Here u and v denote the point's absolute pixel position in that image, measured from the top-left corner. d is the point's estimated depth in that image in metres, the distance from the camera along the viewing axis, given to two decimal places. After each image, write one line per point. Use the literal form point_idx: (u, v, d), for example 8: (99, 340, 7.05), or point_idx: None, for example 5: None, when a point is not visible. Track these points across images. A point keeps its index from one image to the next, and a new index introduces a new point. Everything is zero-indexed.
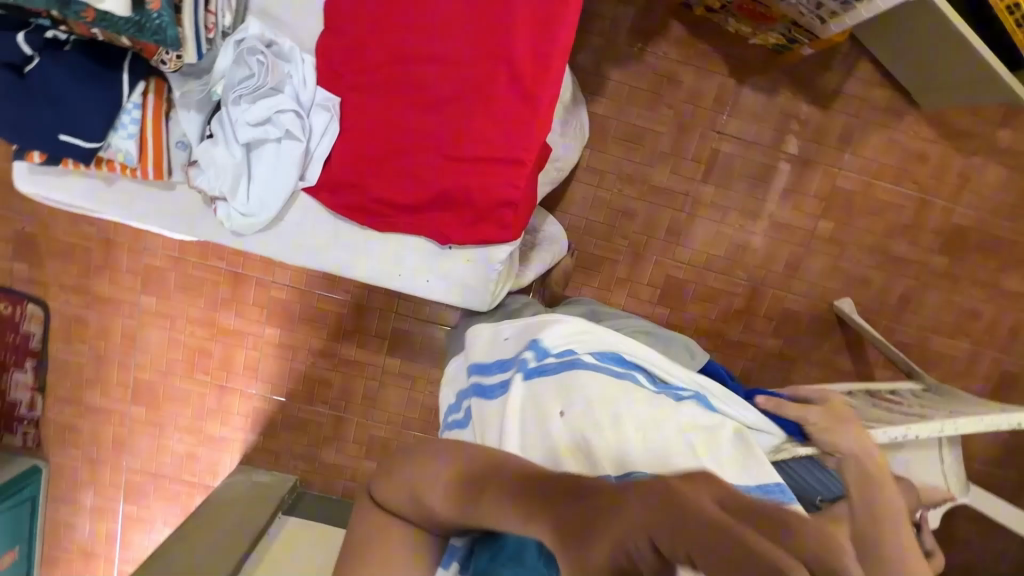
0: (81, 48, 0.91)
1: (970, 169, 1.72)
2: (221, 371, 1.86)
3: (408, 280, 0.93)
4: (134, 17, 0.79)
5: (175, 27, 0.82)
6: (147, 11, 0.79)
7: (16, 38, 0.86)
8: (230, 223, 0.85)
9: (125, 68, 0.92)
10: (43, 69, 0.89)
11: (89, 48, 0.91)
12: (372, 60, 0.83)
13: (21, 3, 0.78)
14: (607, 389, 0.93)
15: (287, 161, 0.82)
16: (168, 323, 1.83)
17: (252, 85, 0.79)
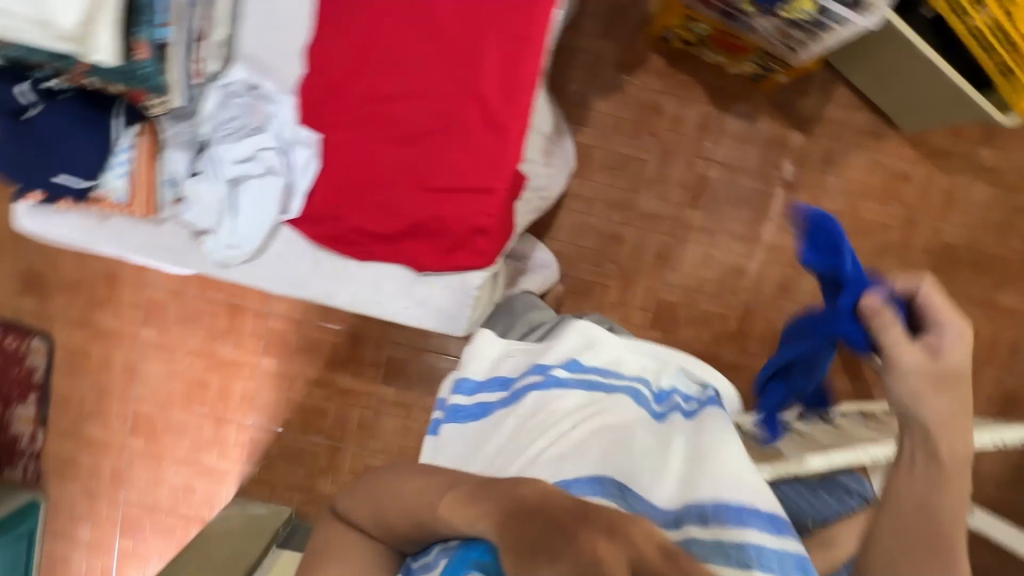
0: (80, 97, 0.97)
1: (955, 188, 1.74)
2: (218, 402, 1.88)
3: (387, 307, 0.96)
4: (124, 67, 0.89)
5: (161, 74, 0.92)
6: (135, 61, 0.88)
7: (18, 89, 0.94)
8: (217, 255, 0.91)
9: (118, 113, 0.98)
10: (45, 115, 0.95)
11: (88, 96, 0.97)
12: (350, 99, 0.88)
13: (25, 56, 0.86)
14: (612, 407, 0.88)
15: (268, 194, 0.88)
16: (167, 355, 1.87)
17: (236, 126, 0.90)
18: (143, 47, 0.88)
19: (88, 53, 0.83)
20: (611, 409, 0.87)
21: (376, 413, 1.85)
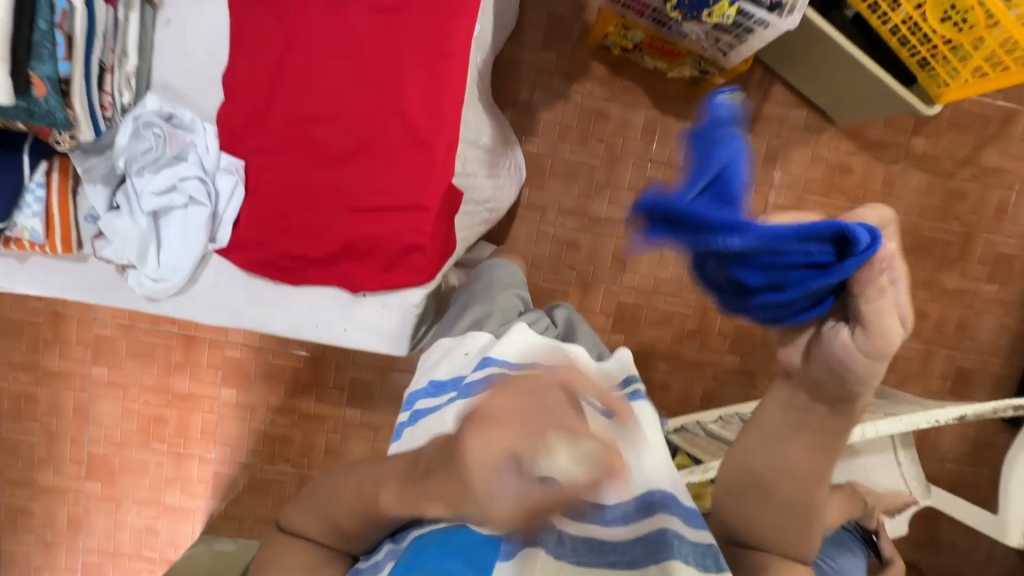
0: None
1: (893, 176, 1.80)
2: (178, 438, 1.82)
3: (326, 329, 0.95)
4: (22, 103, 0.84)
5: (64, 109, 0.86)
6: (34, 97, 0.83)
7: None
8: (143, 289, 0.89)
9: (26, 149, 0.92)
10: None
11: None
12: (273, 124, 0.87)
13: None
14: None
15: (193, 226, 0.87)
16: (121, 393, 1.80)
17: (153, 156, 0.87)
18: (41, 83, 0.84)
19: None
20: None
21: (343, 436, 1.81)
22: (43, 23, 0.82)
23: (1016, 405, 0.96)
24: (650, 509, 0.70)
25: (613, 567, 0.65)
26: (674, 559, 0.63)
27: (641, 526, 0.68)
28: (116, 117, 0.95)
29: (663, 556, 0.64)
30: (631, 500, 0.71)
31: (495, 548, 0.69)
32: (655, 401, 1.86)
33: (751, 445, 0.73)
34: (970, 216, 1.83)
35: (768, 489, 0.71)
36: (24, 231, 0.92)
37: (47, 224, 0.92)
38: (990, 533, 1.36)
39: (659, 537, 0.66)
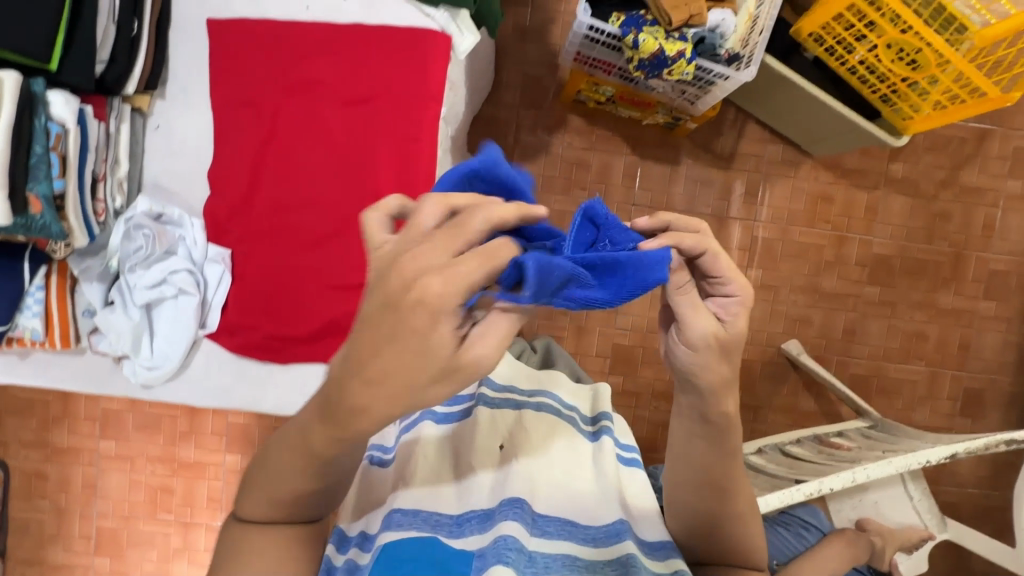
0: None
1: (875, 202, 1.83)
2: (184, 507, 1.82)
3: None
4: (18, 221, 0.87)
5: (58, 222, 0.91)
6: (31, 215, 0.87)
7: None
8: (137, 378, 0.92)
9: (25, 257, 0.95)
10: None
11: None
12: (256, 214, 0.92)
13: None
14: (544, 429, 0.85)
15: (183, 315, 0.91)
16: (127, 465, 1.82)
17: (144, 254, 0.90)
18: (37, 202, 0.88)
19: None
20: (546, 430, 0.85)
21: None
22: (40, 148, 0.87)
23: (1009, 439, 0.95)
24: (620, 536, 0.76)
25: None
26: None
27: (605, 550, 0.74)
28: (110, 221, 1.01)
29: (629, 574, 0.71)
30: (602, 528, 0.77)
31: (467, 563, 0.70)
32: (659, 440, 1.84)
33: (677, 458, 0.79)
34: (958, 236, 1.84)
35: (715, 497, 0.77)
36: (25, 331, 0.95)
37: (47, 323, 0.96)
38: (1011, 567, 1.31)
39: (628, 561, 0.72)
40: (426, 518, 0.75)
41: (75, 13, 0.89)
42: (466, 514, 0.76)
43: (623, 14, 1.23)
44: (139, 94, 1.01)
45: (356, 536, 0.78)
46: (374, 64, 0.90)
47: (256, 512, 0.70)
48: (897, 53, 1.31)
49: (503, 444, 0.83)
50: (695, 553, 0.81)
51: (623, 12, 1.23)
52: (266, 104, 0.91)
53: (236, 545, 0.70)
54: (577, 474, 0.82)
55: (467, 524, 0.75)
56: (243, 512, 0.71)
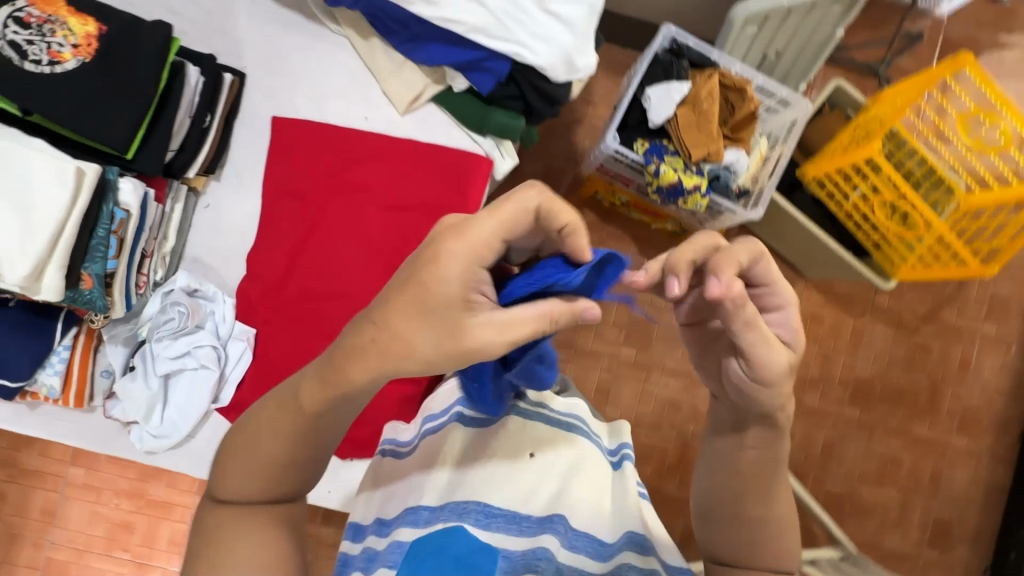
0: (24, 304, 0.96)
1: (860, 328, 1.92)
2: (143, 548, 1.76)
3: None
4: (68, 294, 0.91)
5: (104, 297, 0.94)
6: (81, 290, 0.91)
7: None
8: (142, 445, 0.94)
9: (61, 317, 0.96)
10: None
11: (31, 303, 0.96)
12: (284, 297, 0.97)
13: None
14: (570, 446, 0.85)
15: (199, 387, 0.95)
16: (93, 496, 1.77)
17: (174, 326, 0.95)
18: (88, 278, 0.92)
19: (33, 292, 0.87)
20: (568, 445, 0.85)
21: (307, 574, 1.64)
22: (102, 231, 0.92)
23: None
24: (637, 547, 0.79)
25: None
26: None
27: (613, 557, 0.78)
28: (149, 293, 1.02)
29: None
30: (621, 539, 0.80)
31: (494, 558, 0.71)
32: None
33: (710, 460, 0.84)
34: (936, 370, 1.93)
35: (736, 504, 0.80)
36: (43, 388, 0.95)
37: (66, 382, 0.96)
38: None
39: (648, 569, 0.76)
40: (455, 509, 0.76)
41: (158, 108, 0.96)
42: (493, 510, 0.78)
43: (647, 142, 1.33)
44: (197, 175, 1.04)
45: (376, 525, 0.83)
46: (419, 177, 0.97)
47: (241, 491, 0.71)
48: (889, 210, 1.44)
49: (532, 453, 0.84)
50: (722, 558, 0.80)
51: (648, 140, 1.34)
52: (314, 200, 0.98)
53: (221, 525, 0.70)
54: (595, 488, 0.83)
55: (494, 519, 0.77)
56: (224, 493, 0.72)
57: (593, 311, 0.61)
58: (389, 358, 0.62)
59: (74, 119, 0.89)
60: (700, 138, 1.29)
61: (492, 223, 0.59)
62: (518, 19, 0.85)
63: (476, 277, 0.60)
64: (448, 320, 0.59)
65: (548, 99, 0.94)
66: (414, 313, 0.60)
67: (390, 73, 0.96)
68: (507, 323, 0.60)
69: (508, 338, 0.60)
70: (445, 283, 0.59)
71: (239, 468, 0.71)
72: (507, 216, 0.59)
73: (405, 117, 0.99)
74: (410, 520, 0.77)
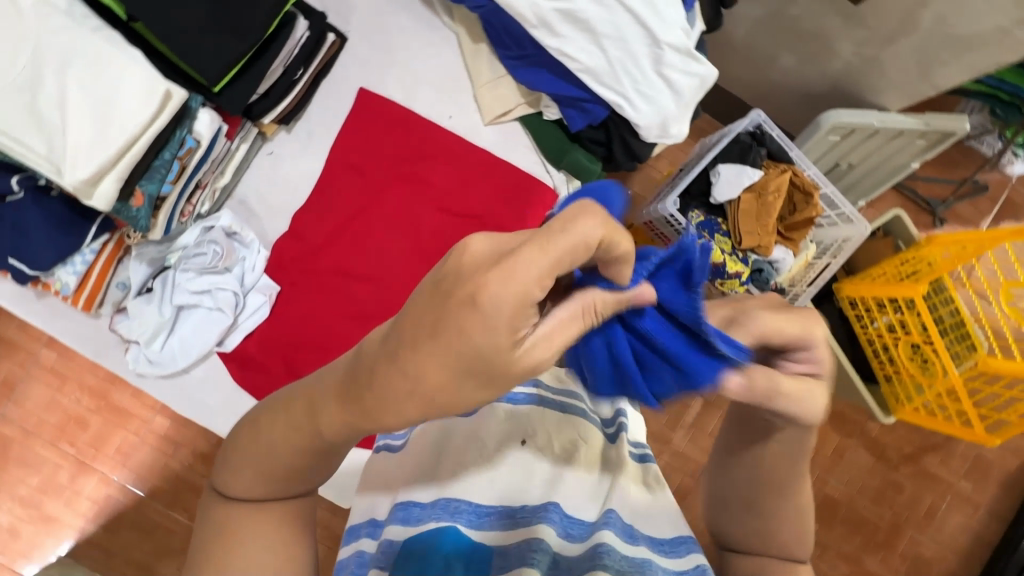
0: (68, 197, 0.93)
1: (844, 448, 1.92)
2: (89, 448, 1.61)
3: None
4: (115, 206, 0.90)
5: (148, 218, 0.93)
6: (129, 206, 0.89)
7: (10, 179, 0.89)
8: (135, 365, 0.94)
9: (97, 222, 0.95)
10: (24, 209, 0.90)
11: (72, 198, 0.93)
12: (318, 267, 0.99)
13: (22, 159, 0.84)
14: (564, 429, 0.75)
15: (208, 329, 0.95)
16: (57, 383, 1.62)
17: (203, 262, 0.95)
18: (140, 197, 0.90)
19: (82, 197, 0.85)
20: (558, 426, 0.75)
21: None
22: (168, 155, 0.91)
23: None
24: (634, 540, 0.66)
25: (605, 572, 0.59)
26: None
27: (593, 538, 0.64)
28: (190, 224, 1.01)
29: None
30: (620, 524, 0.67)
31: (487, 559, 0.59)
32: None
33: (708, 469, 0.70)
34: (903, 510, 1.93)
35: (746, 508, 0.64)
36: (58, 283, 0.94)
37: (82, 284, 0.95)
38: None
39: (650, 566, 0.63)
40: (443, 507, 0.63)
41: (257, 52, 0.94)
42: (485, 506, 0.65)
43: (701, 214, 1.35)
44: (271, 123, 1.03)
45: (368, 525, 0.69)
46: (479, 190, 0.97)
47: (250, 490, 0.58)
48: (908, 351, 1.44)
49: (524, 440, 0.72)
50: (729, 543, 0.66)
51: (702, 213, 1.35)
52: (373, 185, 1.00)
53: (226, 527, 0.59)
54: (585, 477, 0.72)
55: (487, 517, 0.64)
56: (232, 490, 0.59)
57: (645, 293, 0.49)
58: (437, 408, 0.41)
59: (176, 37, 0.87)
60: (756, 227, 1.30)
61: (549, 257, 0.38)
62: (632, 74, 0.84)
63: (525, 317, 0.39)
64: (495, 372, 0.40)
65: (632, 155, 0.94)
66: (458, 367, 0.39)
67: (489, 83, 0.95)
68: (557, 333, 0.42)
69: (560, 350, 0.43)
70: (501, 340, 0.38)
71: (245, 470, 0.58)
72: (568, 247, 0.39)
73: (487, 129, 0.99)
74: (399, 518, 0.63)
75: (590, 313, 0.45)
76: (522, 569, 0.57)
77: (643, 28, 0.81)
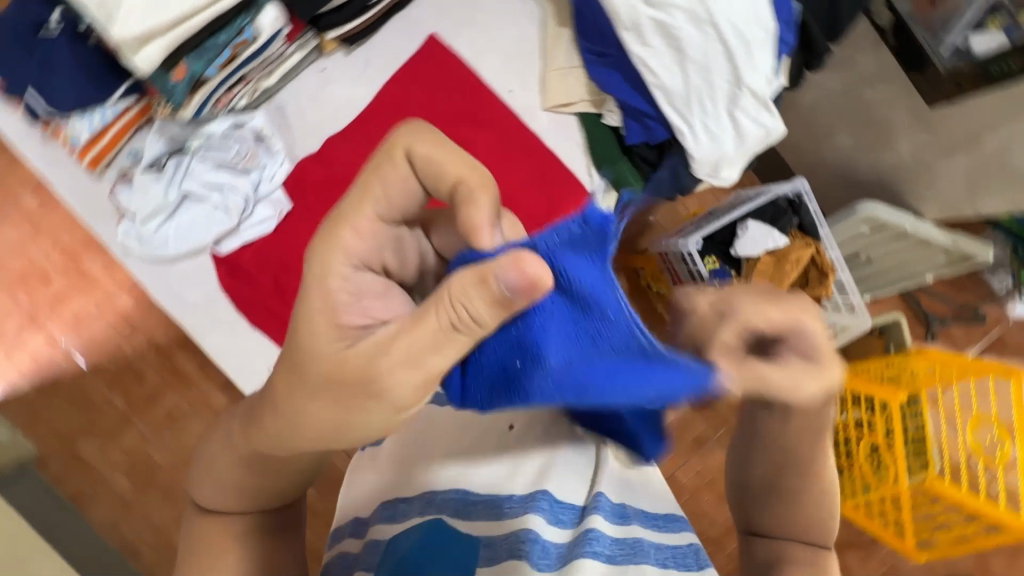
0: (103, 48, 0.89)
1: None
2: (44, 306, 1.54)
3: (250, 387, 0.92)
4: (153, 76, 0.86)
5: (184, 96, 0.89)
6: (168, 79, 0.86)
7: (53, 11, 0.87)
8: (124, 238, 0.90)
9: (127, 82, 0.91)
10: (55, 46, 0.86)
11: (109, 52, 0.89)
12: (338, 198, 0.96)
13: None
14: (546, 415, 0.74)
15: (208, 224, 0.92)
16: (30, 232, 1.55)
17: (224, 158, 0.93)
18: (182, 72, 0.86)
19: (126, 55, 0.81)
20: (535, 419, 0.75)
21: (176, 427, 1.55)
22: (223, 39, 0.87)
23: None
24: (625, 520, 0.69)
25: (594, 557, 0.62)
26: (647, 562, 0.65)
27: (583, 524, 0.66)
28: (222, 114, 0.96)
29: (638, 559, 0.65)
30: (609, 502, 0.69)
31: (472, 551, 0.63)
32: None
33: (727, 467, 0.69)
34: None
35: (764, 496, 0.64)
36: (69, 131, 0.91)
37: (93, 140, 0.91)
38: None
39: (637, 543, 0.66)
40: (428, 501, 0.67)
41: None
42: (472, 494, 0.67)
43: (717, 262, 1.34)
44: (332, 40, 0.96)
45: (350, 526, 0.73)
46: (516, 172, 0.95)
47: (212, 501, 0.59)
48: (871, 454, 1.47)
49: (512, 423, 0.74)
50: (761, 529, 0.66)
51: (718, 261, 1.35)
52: None
53: (191, 544, 0.60)
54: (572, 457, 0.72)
55: (475, 507, 0.66)
56: (202, 499, 0.60)
57: (515, 270, 0.39)
58: (294, 429, 0.48)
59: None
60: None
61: (352, 228, 0.47)
62: (704, 106, 0.83)
63: (348, 300, 0.46)
64: (346, 368, 0.44)
65: (677, 185, 0.93)
66: (305, 383, 0.46)
67: (559, 67, 0.92)
68: (398, 339, 0.43)
69: (398, 353, 0.43)
70: (332, 330, 0.45)
71: (211, 485, 0.58)
72: (368, 211, 0.48)
73: (544, 114, 0.95)
74: (387, 516, 0.68)
75: (445, 302, 0.41)
76: (512, 561, 0.60)
77: (730, 65, 0.80)
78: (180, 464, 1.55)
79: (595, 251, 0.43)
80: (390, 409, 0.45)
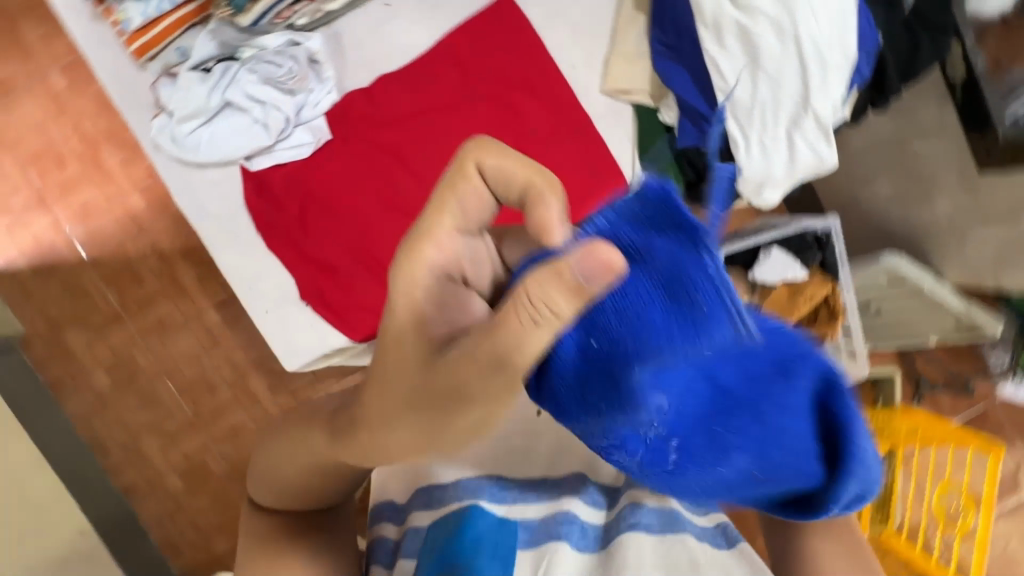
0: None
1: None
2: (55, 190, 1.52)
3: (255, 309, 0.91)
4: None
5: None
6: None
7: None
8: (157, 134, 0.89)
9: None
10: None
11: None
12: (378, 138, 0.94)
13: None
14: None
15: (244, 136, 0.90)
16: (54, 113, 1.52)
17: (273, 73, 0.91)
18: None
19: None
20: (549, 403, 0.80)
21: (165, 336, 1.55)
22: None
23: None
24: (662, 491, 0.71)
25: (633, 527, 0.68)
26: (687, 531, 0.68)
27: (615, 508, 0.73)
28: (278, 29, 0.94)
29: (679, 530, 0.68)
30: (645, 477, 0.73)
31: (512, 536, 0.67)
32: None
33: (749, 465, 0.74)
34: None
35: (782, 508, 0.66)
36: (123, 14, 0.90)
37: (144, 27, 0.90)
38: None
39: (672, 513, 0.70)
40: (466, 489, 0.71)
41: None
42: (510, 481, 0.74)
43: (731, 281, 1.34)
44: None
45: (386, 508, 0.77)
46: (562, 148, 0.92)
47: (264, 499, 0.62)
48: None
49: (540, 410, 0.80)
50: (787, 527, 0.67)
51: (733, 281, 1.34)
52: (470, 92, 0.94)
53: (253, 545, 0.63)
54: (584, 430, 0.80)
55: (508, 493, 0.72)
56: (261, 502, 0.63)
57: (599, 256, 0.32)
58: (374, 446, 0.44)
59: None
60: None
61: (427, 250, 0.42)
62: (766, 118, 0.80)
63: (431, 321, 0.41)
64: (428, 379, 0.39)
65: None
66: (390, 399, 0.41)
67: (625, 53, 0.90)
68: (480, 339, 0.36)
69: (484, 355, 0.36)
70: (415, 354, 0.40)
71: (263, 485, 0.60)
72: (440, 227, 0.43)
73: (601, 96, 0.93)
74: (426, 503, 0.72)
75: (527, 307, 0.34)
76: (553, 543, 0.66)
77: (802, 86, 0.78)
78: (164, 372, 1.55)
79: (669, 228, 0.37)
80: (479, 420, 0.39)
